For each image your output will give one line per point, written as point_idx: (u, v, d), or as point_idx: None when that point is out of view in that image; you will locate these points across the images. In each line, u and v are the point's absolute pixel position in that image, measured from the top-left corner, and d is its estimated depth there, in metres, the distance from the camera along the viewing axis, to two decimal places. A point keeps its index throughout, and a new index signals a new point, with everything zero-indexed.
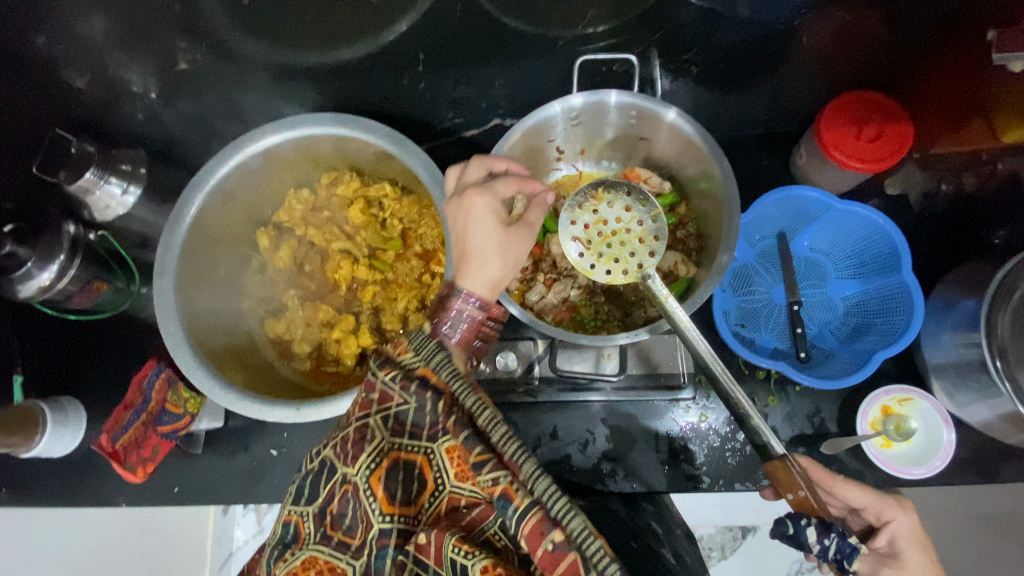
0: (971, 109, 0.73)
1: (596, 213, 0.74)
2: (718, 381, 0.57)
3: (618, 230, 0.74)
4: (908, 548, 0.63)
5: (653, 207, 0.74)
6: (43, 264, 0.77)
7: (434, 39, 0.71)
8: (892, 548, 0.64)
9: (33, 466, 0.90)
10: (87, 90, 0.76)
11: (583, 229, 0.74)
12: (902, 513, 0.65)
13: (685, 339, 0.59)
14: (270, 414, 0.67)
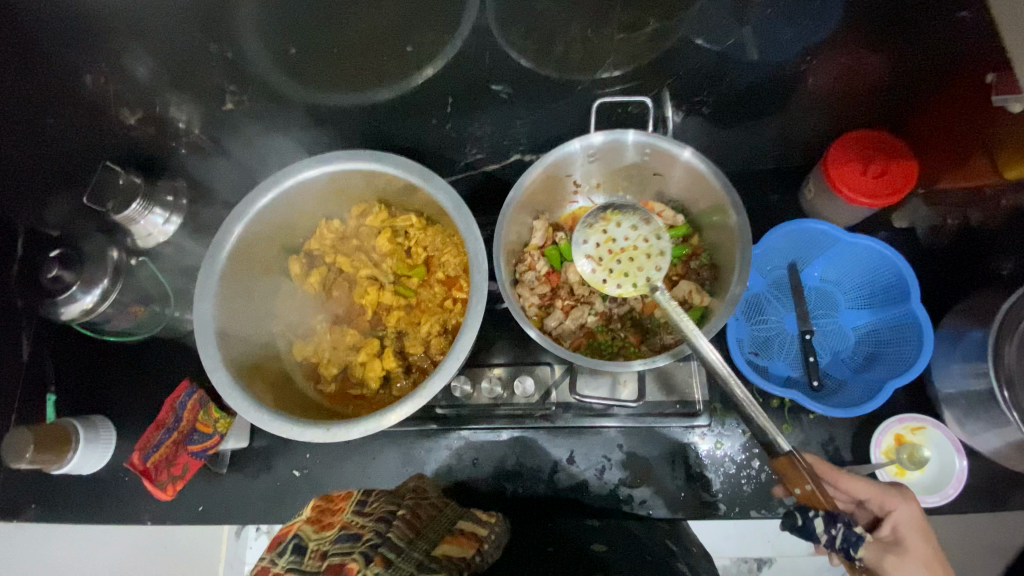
0: (973, 147, 0.77)
1: (606, 232, 0.80)
2: (725, 384, 0.62)
3: (629, 247, 0.79)
4: (910, 537, 0.65)
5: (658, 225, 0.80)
6: (88, 288, 0.81)
7: (462, 83, 0.76)
8: (895, 537, 0.66)
9: (64, 483, 0.93)
10: (137, 126, 0.81)
11: (595, 247, 0.80)
12: (903, 503, 0.67)
13: (696, 350, 0.65)
14: (300, 435, 0.69)
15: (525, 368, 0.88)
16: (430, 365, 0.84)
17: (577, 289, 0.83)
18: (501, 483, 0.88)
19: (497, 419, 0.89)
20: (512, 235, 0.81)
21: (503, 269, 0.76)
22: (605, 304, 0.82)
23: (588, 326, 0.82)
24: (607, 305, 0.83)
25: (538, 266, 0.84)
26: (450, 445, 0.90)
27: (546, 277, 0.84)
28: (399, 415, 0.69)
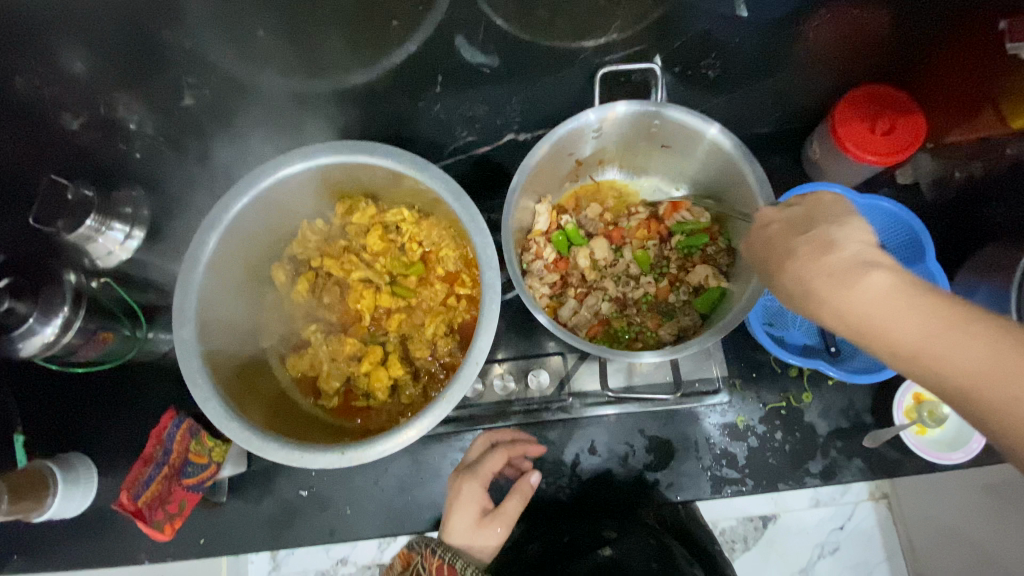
0: (981, 98, 0.75)
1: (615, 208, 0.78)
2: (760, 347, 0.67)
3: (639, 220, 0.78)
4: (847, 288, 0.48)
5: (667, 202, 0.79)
6: (46, 319, 0.72)
7: (452, 61, 0.69)
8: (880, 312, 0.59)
9: (44, 530, 0.85)
10: (83, 131, 0.71)
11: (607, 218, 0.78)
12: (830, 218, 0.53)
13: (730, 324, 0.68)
14: (312, 462, 0.63)
15: (536, 360, 0.86)
16: (439, 368, 0.78)
17: (588, 274, 0.79)
18: None
19: (511, 417, 0.85)
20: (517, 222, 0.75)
21: (513, 262, 0.70)
22: (618, 288, 0.79)
23: (602, 313, 0.77)
24: (619, 290, 0.78)
25: (546, 253, 0.79)
26: (465, 446, 0.86)
27: (554, 265, 0.79)
28: (417, 429, 0.64)
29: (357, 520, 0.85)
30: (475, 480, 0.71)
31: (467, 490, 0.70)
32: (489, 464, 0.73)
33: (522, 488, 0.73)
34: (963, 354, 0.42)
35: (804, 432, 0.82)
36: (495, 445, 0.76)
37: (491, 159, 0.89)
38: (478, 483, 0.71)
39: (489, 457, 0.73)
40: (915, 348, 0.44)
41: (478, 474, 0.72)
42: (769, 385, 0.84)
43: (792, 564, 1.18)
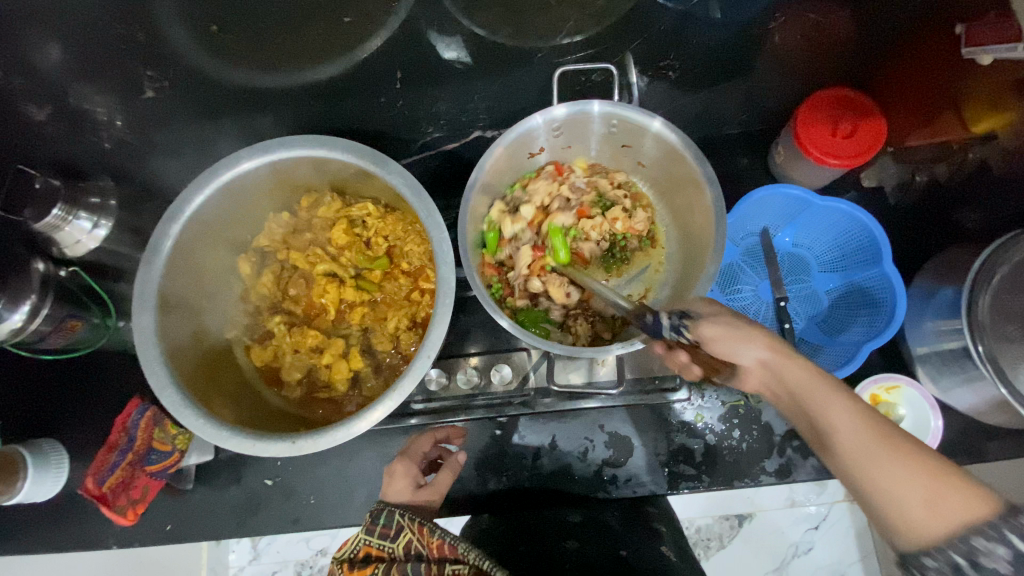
0: (942, 100, 0.77)
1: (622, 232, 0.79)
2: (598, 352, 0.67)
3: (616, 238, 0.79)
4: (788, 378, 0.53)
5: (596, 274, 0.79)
6: (14, 305, 0.75)
7: (411, 57, 0.70)
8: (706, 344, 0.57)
9: (15, 513, 0.86)
10: (49, 122, 0.72)
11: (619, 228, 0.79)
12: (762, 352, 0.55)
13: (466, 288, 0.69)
14: (265, 450, 0.65)
15: (501, 356, 0.87)
16: (399, 361, 0.79)
17: (609, 193, 0.80)
18: (483, 475, 0.86)
19: (474, 411, 0.86)
20: (685, 195, 0.76)
21: (469, 258, 0.71)
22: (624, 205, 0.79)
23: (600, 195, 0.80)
24: (587, 198, 0.79)
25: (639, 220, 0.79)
26: None
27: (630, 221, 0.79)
28: (369, 419, 0.65)
29: (321, 509, 0.86)
30: (409, 459, 0.75)
31: (399, 469, 0.73)
32: (418, 446, 0.78)
33: (451, 464, 0.76)
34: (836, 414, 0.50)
35: (762, 430, 0.83)
36: (421, 432, 0.81)
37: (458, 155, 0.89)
38: (412, 462, 0.74)
39: (417, 440, 0.79)
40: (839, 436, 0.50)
41: (409, 455, 0.76)
42: (728, 383, 0.85)
43: (765, 562, 1.20)
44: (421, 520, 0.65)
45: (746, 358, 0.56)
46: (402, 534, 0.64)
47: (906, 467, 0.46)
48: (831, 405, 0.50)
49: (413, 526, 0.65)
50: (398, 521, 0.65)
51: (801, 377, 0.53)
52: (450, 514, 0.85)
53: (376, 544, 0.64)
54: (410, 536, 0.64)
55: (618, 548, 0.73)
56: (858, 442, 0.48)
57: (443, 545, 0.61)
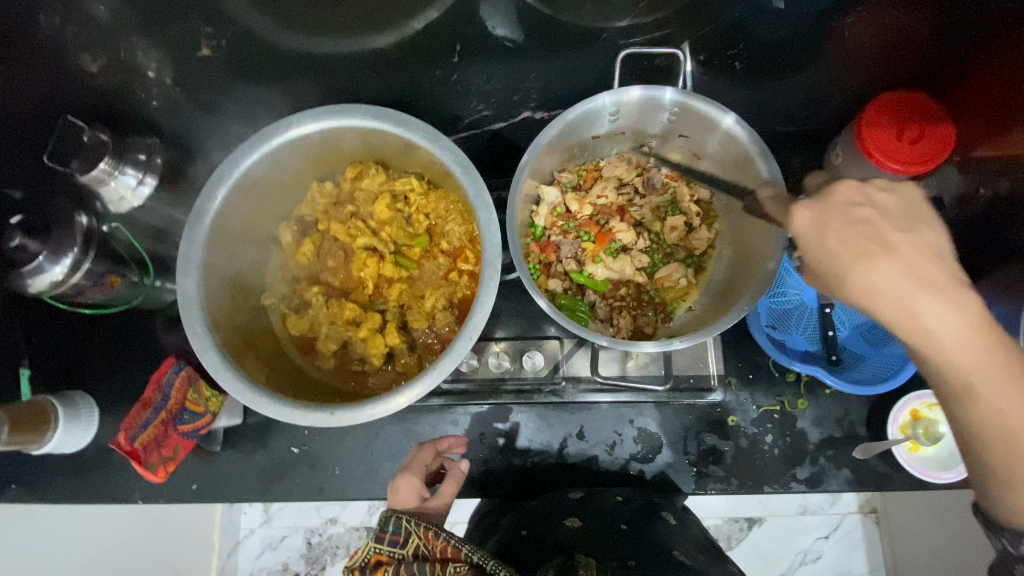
0: (1017, 112, 0.70)
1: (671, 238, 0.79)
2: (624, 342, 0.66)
3: (665, 242, 0.80)
4: (892, 295, 0.50)
5: (637, 268, 0.78)
6: (56, 258, 0.74)
7: (472, 31, 0.68)
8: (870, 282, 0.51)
9: (47, 461, 0.88)
10: (101, 74, 0.71)
11: (670, 232, 0.79)
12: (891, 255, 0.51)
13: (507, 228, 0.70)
14: (303, 419, 0.65)
15: (533, 343, 0.86)
16: (434, 340, 0.79)
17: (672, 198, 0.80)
18: (508, 460, 0.85)
19: (503, 395, 0.85)
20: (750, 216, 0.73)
21: (514, 242, 0.70)
22: (687, 214, 0.79)
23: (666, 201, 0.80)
24: (654, 201, 0.80)
25: (697, 241, 0.78)
26: (455, 420, 0.87)
27: (686, 240, 0.79)
28: (407, 397, 0.64)
29: (345, 482, 0.87)
30: (413, 473, 0.73)
31: (403, 486, 0.71)
32: (421, 458, 0.75)
33: (454, 474, 0.74)
34: (937, 316, 0.48)
35: (795, 437, 0.82)
36: (423, 444, 0.78)
37: (505, 135, 0.87)
38: (416, 475, 0.73)
39: (420, 450, 0.76)
40: (932, 334, 0.49)
41: (413, 466, 0.74)
42: (765, 387, 0.84)
43: (773, 567, 1.19)
44: (428, 525, 0.64)
45: (933, 322, 0.48)
46: (412, 539, 0.63)
47: (991, 358, 0.47)
48: (927, 303, 0.49)
49: (421, 531, 0.64)
50: (406, 527, 0.64)
51: (899, 287, 0.50)
52: (471, 496, 0.85)
53: (386, 551, 0.63)
54: (417, 543, 0.63)
55: (619, 523, 0.74)
56: (961, 334, 0.48)
57: (460, 552, 0.59)
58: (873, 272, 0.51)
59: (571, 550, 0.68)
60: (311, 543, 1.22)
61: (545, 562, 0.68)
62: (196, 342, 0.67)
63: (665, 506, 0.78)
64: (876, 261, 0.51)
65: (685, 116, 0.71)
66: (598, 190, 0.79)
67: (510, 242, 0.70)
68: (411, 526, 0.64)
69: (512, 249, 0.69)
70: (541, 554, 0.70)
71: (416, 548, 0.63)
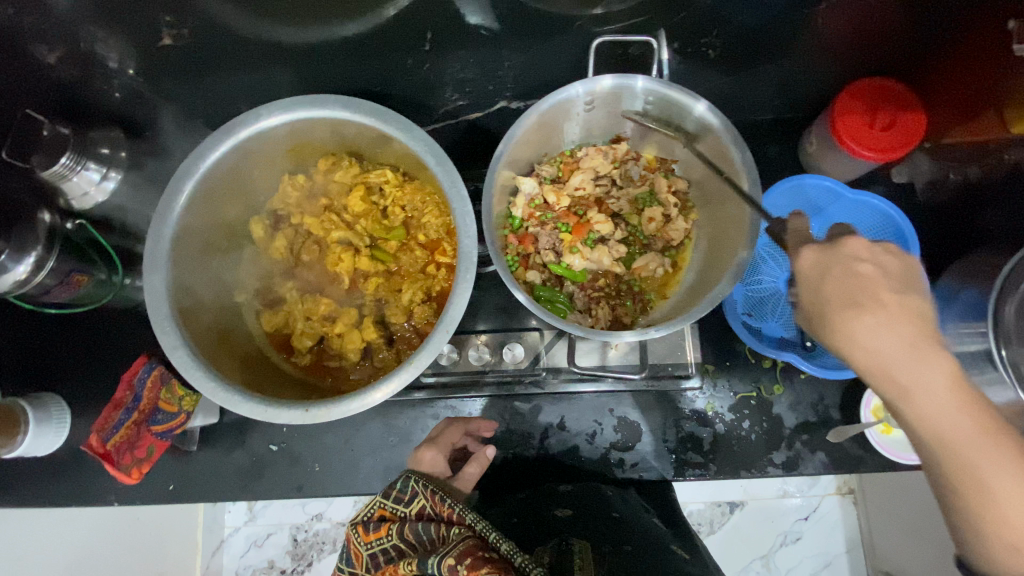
0: (986, 99, 0.74)
1: (648, 229, 0.79)
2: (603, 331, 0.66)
3: (643, 234, 0.80)
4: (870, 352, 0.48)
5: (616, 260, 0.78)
6: (19, 257, 0.73)
7: (443, 20, 0.66)
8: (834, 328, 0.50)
9: (18, 466, 0.86)
10: (59, 66, 0.68)
11: (648, 223, 0.78)
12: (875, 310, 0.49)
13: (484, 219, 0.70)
14: (277, 418, 0.63)
15: (512, 334, 0.86)
16: (413, 335, 0.78)
17: (650, 190, 0.80)
18: None
19: (484, 387, 0.85)
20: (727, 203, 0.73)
21: (491, 233, 0.70)
22: (666, 205, 0.79)
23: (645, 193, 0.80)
24: (632, 193, 0.80)
25: (674, 232, 0.78)
26: (436, 414, 0.86)
27: (663, 231, 0.79)
28: (383, 392, 0.63)
29: (326, 477, 0.86)
30: (438, 448, 0.73)
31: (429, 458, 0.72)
32: (448, 436, 0.75)
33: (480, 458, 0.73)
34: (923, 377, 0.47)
35: (772, 423, 0.83)
36: (452, 420, 0.80)
37: (481, 125, 0.87)
38: (440, 451, 0.73)
39: (446, 429, 0.77)
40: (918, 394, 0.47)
41: (437, 443, 0.74)
42: (742, 373, 0.85)
43: (755, 549, 1.21)
44: (434, 487, 0.62)
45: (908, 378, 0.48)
46: (416, 500, 0.62)
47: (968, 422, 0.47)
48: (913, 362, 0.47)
49: (426, 493, 0.61)
50: (413, 487, 0.62)
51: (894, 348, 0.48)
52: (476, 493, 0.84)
53: (390, 508, 0.62)
54: (422, 502, 0.61)
55: (612, 510, 0.72)
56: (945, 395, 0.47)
57: (464, 522, 0.56)
58: (859, 325, 0.49)
59: (565, 535, 0.66)
60: (296, 539, 1.21)
61: (543, 543, 0.65)
62: (165, 342, 0.65)
63: (657, 512, 0.76)
64: (863, 314, 0.49)
65: (661, 105, 0.71)
66: (575, 182, 0.79)
67: (486, 235, 0.69)
68: (421, 486, 0.62)
69: (487, 241, 0.69)
70: (537, 536, 0.68)
71: (421, 505, 0.61)
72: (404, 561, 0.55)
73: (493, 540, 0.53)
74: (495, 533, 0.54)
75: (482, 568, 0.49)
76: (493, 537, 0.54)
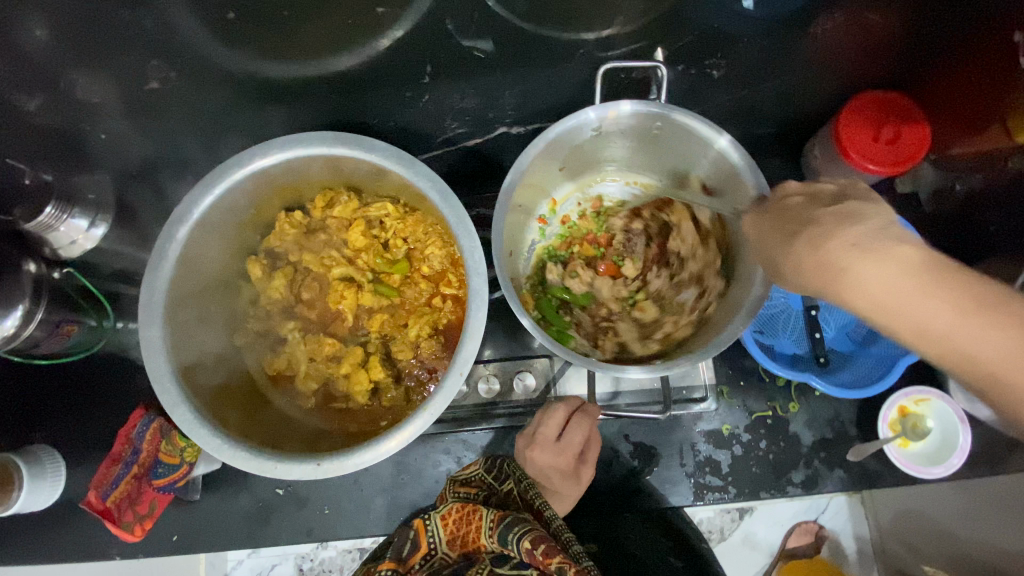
0: (991, 110, 0.71)
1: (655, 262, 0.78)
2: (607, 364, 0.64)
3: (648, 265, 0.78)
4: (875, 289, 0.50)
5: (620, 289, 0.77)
6: (6, 310, 0.71)
7: (443, 52, 0.64)
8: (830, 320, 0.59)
9: (13, 523, 0.82)
10: (40, 112, 0.65)
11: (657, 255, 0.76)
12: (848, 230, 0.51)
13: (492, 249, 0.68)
14: (287, 472, 0.61)
15: (522, 364, 0.84)
16: (422, 372, 0.76)
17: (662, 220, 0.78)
18: None
19: (495, 419, 0.83)
20: None
21: (499, 266, 0.68)
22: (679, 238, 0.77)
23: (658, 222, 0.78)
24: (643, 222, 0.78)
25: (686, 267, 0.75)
26: (447, 449, 0.84)
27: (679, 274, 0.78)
28: (398, 440, 0.61)
29: (336, 520, 0.83)
30: (545, 447, 0.72)
31: (540, 460, 0.71)
32: (553, 429, 0.73)
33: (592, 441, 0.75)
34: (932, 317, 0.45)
35: (788, 442, 0.82)
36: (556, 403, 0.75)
37: (482, 151, 0.85)
38: (551, 447, 0.72)
39: (550, 419, 0.73)
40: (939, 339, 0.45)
41: (545, 441, 0.72)
42: (757, 393, 0.84)
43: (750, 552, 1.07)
44: (527, 479, 0.71)
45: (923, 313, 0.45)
46: (509, 481, 0.71)
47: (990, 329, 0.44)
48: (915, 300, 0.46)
49: (518, 481, 0.71)
50: (510, 470, 0.72)
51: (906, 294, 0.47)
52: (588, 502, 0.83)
53: (486, 481, 0.72)
54: (511, 486, 0.70)
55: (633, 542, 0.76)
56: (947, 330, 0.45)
57: (545, 518, 0.66)
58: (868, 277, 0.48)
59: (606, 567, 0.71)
60: None
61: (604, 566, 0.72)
62: (167, 398, 0.63)
63: (674, 546, 0.77)
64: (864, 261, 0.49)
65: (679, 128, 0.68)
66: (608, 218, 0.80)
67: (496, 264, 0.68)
68: (514, 474, 0.72)
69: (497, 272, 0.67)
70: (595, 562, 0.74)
71: (509, 484, 0.71)
72: (486, 519, 0.63)
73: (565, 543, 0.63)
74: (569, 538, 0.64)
75: (556, 558, 0.57)
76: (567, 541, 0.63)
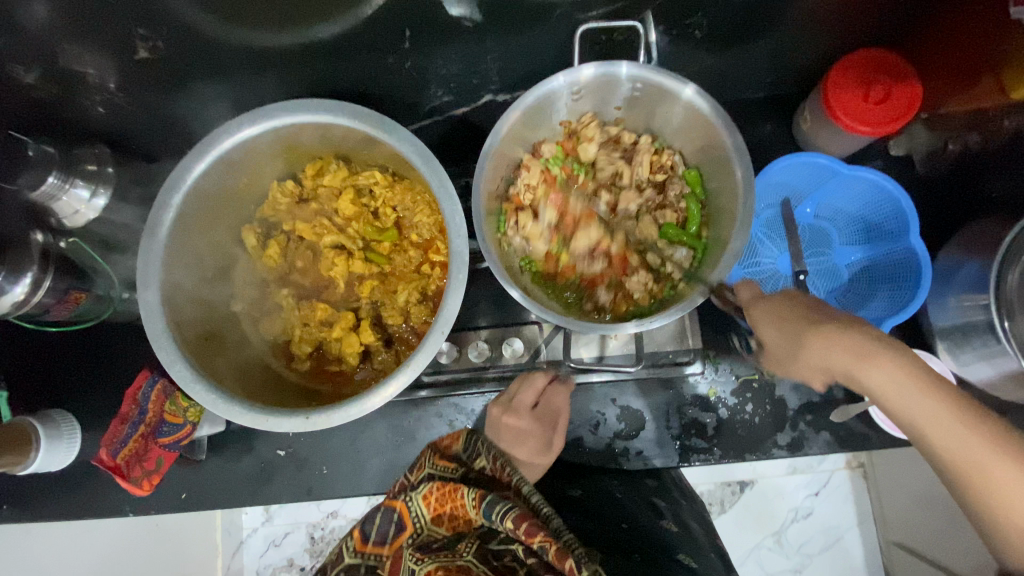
0: (982, 64, 0.71)
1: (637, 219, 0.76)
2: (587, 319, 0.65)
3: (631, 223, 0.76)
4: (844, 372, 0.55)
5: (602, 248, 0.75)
6: (14, 278, 0.74)
7: (422, 17, 0.65)
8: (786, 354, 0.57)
9: (34, 482, 0.87)
10: (39, 85, 0.67)
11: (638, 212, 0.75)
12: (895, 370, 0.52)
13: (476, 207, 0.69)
14: (279, 426, 0.64)
15: (511, 330, 0.86)
16: (412, 335, 0.78)
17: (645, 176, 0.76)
18: None
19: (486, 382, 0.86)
20: (720, 192, 0.72)
21: (482, 229, 0.69)
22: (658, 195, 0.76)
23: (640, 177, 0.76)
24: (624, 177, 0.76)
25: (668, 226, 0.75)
26: (439, 412, 0.87)
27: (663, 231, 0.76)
28: (382, 395, 0.64)
29: (334, 480, 0.87)
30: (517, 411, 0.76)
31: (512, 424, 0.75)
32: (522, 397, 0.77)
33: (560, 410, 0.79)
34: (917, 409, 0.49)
35: (775, 405, 0.83)
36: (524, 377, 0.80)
37: (469, 119, 0.86)
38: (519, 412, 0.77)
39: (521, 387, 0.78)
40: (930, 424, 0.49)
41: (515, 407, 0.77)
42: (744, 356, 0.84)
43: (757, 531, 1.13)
44: (499, 453, 0.70)
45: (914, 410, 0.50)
46: (481, 457, 0.70)
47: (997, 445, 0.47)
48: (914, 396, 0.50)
49: (491, 455, 0.70)
50: (479, 446, 0.71)
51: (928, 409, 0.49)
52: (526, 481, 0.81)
53: (455, 456, 0.71)
54: (485, 462, 0.69)
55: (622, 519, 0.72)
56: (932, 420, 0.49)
57: (524, 490, 0.64)
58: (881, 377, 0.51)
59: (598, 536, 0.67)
60: (315, 538, 1.07)
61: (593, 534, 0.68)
62: (164, 357, 0.66)
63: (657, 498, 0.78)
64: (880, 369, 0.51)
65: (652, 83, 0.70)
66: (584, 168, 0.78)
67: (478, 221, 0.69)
68: (488, 449, 0.70)
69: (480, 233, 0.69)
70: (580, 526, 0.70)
71: (482, 459, 0.70)
72: (466, 494, 0.62)
73: (546, 514, 0.62)
74: (546, 506, 0.62)
75: (538, 534, 0.55)
76: (545, 509, 0.62)
